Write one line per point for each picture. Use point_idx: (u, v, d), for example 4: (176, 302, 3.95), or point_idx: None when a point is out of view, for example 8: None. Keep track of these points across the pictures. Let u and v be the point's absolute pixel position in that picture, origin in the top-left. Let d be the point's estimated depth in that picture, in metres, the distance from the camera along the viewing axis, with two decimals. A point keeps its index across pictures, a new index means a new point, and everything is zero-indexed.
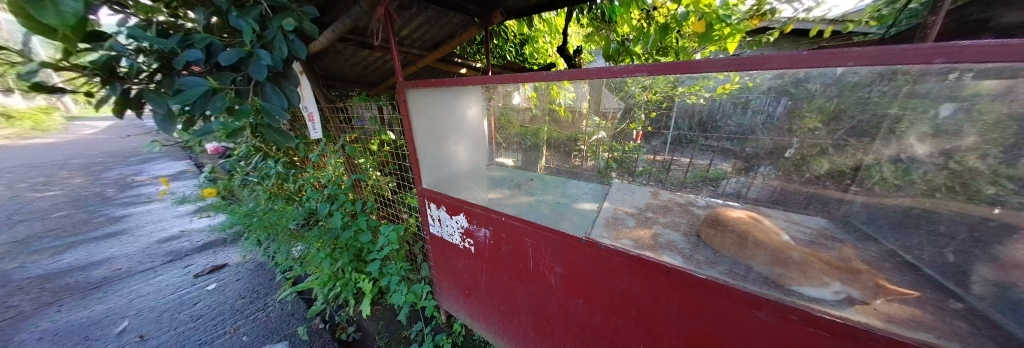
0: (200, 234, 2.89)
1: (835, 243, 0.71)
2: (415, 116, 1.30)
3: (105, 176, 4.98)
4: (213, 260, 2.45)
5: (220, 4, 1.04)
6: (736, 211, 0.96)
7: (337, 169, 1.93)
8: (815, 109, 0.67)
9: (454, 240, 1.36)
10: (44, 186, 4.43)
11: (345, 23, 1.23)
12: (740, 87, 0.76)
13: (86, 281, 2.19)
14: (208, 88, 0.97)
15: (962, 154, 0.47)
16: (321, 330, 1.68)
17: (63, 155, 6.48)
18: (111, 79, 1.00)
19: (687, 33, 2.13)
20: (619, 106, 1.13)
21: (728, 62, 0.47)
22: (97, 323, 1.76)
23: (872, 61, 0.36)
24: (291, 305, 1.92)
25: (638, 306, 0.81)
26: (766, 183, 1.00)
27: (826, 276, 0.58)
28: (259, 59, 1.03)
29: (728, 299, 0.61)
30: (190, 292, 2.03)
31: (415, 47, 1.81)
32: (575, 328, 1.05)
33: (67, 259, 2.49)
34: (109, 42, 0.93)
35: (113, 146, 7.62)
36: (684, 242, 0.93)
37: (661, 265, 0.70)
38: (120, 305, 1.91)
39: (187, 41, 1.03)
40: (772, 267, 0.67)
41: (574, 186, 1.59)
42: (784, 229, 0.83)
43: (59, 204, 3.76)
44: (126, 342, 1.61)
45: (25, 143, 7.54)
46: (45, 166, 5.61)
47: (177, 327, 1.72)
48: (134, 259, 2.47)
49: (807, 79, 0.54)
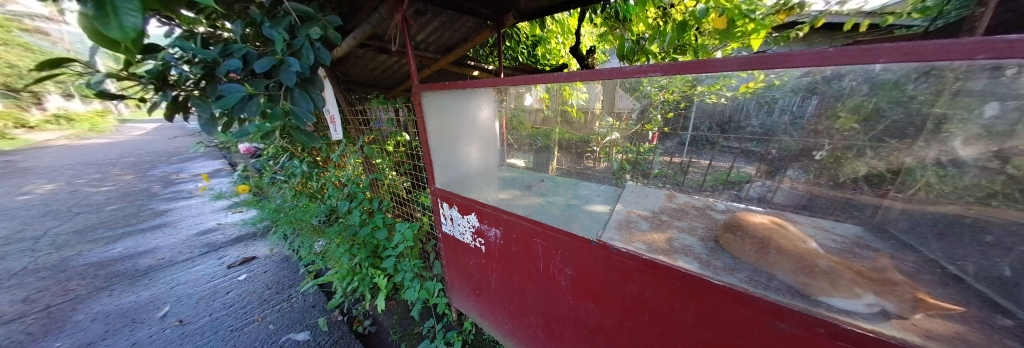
0: (233, 228, 3.14)
1: (869, 252, 0.65)
2: (430, 118, 1.33)
3: (151, 173, 5.50)
4: (244, 252, 2.65)
5: (255, 17, 1.13)
6: (759, 215, 0.93)
7: (356, 168, 2.04)
8: (852, 107, 0.60)
9: (465, 239, 1.39)
10: (99, 182, 4.95)
11: (365, 29, 1.29)
12: (765, 85, 0.71)
13: (134, 269, 2.42)
14: (245, 93, 1.05)
15: (1019, 158, 0.41)
16: (339, 322, 1.77)
17: (116, 154, 7.20)
18: (162, 87, 1.12)
19: (707, 30, 2.05)
20: (634, 106, 1.12)
21: (750, 60, 0.45)
22: (143, 308, 1.94)
23: (906, 57, 0.33)
24: (313, 297, 2.03)
25: (651, 312, 0.79)
26: (794, 187, 0.94)
27: (856, 287, 0.54)
28: (289, 67, 1.10)
29: (748, 308, 0.58)
30: (223, 282, 2.21)
31: (430, 51, 1.87)
32: (585, 331, 1.04)
33: (118, 249, 2.76)
34: (162, 54, 1.04)
35: (158, 146, 8.40)
36: (701, 247, 0.90)
37: (675, 270, 0.68)
38: (163, 291, 2.11)
39: (227, 51, 1.12)
40: (797, 275, 0.64)
41: (585, 188, 1.59)
42: (813, 237, 0.78)
43: (113, 198, 4.20)
44: (167, 326, 1.77)
45: (84, 144, 8.43)
46: (103, 164, 6.25)
47: (211, 314, 1.87)
48: (175, 250, 2.71)
49: (837, 77, 0.50)
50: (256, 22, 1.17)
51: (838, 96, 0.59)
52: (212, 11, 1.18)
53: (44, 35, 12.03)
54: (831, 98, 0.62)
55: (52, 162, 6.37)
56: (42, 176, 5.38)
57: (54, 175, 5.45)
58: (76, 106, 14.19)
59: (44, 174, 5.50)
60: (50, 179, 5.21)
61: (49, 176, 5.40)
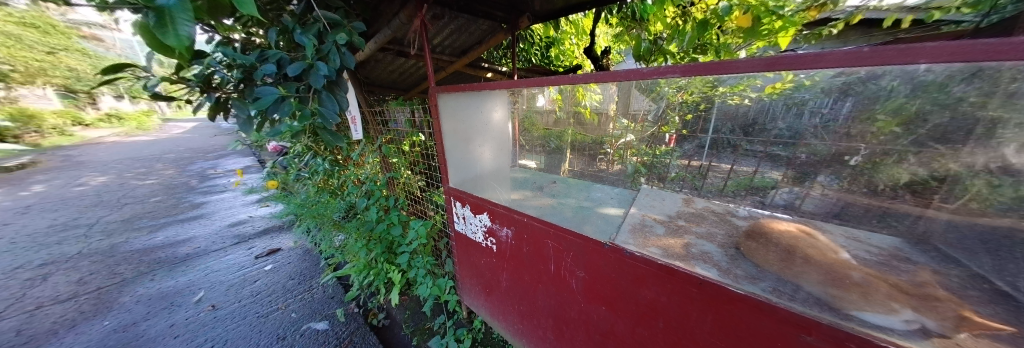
0: (261, 220, 3.36)
1: (909, 266, 0.60)
2: (445, 119, 1.36)
3: (190, 168, 5.98)
4: (271, 243, 2.83)
5: (287, 24, 1.21)
6: (785, 223, 0.88)
7: (374, 167, 2.12)
8: (892, 109, 0.55)
9: (477, 238, 1.41)
10: (144, 176, 5.44)
11: (386, 34, 1.35)
12: (794, 86, 0.67)
13: (174, 256, 2.65)
14: (278, 95, 1.13)
15: None
16: (355, 315, 1.85)
17: (160, 151, 7.89)
18: (207, 89, 1.23)
19: (730, 28, 1.96)
20: (650, 107, 1.10)
21: (776, 61, 0.43)
22: (180, 292, 2.12)
23: (952, 57, 0.30)
24: (332, 289, 2.13)
25: (665, 318, 0.77)
26: (825, 195, 0.88)
27: (893, 302, 0.51)
28: (317, 70, 1.18)
29: (771, 319, 0.56)
30: (251, 271, 2.36)
31: (445, 53, 1.93)
32: (596, 335, 1.03)
33: (159, 237, 3.02)
34: (207, 59, 1.14)
35: (196, 143, 9.12)
36: (721, 254, 0.87)
37: (692, 276, 0.66)
38: (198, 278, 2.29)
39: (263, 57, 1.21)
40: (826, 287, 0.60)
41: (599, 190, 1.57)
42: (845, 247, 0.73)
43: (156, 191, 4.60)
44: (201, 310, 1.92)
45: (133, 141, 9.31)
46: (148, 159, 6.86)
47: (240, 300, 2.01)
48: (209, 240, 2.93)
49: (875, 77, 0.47)
50: (288, 29, 1.26)
51: (877, 97, 0.55)
52: (249, 19, 1.27)
53: (100, 42, 13.33)
54: (870, 98, 0.57)
55: (105, 157, 7.05)
56: (97, 170, 5.97)
57: (106, 169, 6.03)
58: (125, 107, 15.63)
59: (98, 168, 6.10)
60: (104, 172, 5.77)
61: (103, 170, 5.99)
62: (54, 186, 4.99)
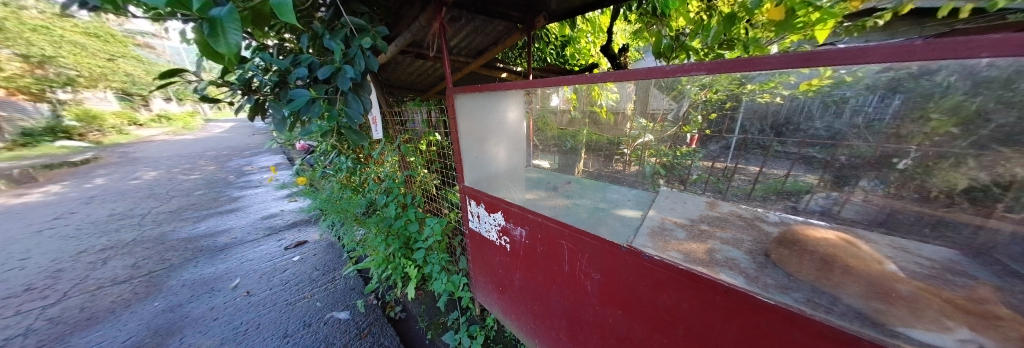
0: (289, 214, 3.60)
1: (965, 280, 0.54)
2: (462, 119, 1.35)
3: (229, 165, 6.53)
4: (298, 236, 3.03)
5: (317, 30, 1.29)
6: (823, 231, 0.85)
7: (393, 165, 2.20)
8: (949, 108, 0.50)
9: (491, 236, 1.43)
10: (189, 172, 5.99)
11: (407, 37, 1.40)
12: (832, 83, 0.63)
13: (214, 245, 2.90)
14: (309, 97, 1.20)
15: None
16: (374, 306, 1.94)
17: (203, 149, 8.65)
18: (247, 92, 1.33)
19: (759, 22, 1.85)
20: (671, 106, 1.07)
21: (813, 56, 0.40)
22: (220, 278, 2.32)
23: (1018, 50, 0.27)
24: (353, 281, 2.24)
25: (686, 326, 0.74)
26: (868, 200, 0.81)
27: (948, 320, 0.46)
28: (345, 73, 1.24)
29: (803, 332, 0.52)
30: (281, 261, 2.54)
31: (462, 55, 1.97)
32: (612, 340, 1.01)
33: (202, 227, 3.32)
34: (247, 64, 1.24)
35: (234, 142, 9.92)
36: (748, 261, 0.82)
37: (717, 283, 0.63)
38: (235, 265, 2.50)
39: (296, 61, 1.30)
40: (869, 301, 0.56)
41: (614, 191, 1.55)
42: (892, 258, 0.67)
43: (199, 185, 5.06)
44: (237, 296, 2.09)
45: (180, 139, 10.28)
46: (192, 156, 7.54)
47: (271, 288, 2.17)
48: (244, 231, 3.19)
49: (929, 72, 0.43)
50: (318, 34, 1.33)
51: (930, 95, 0.50)
52: (283, 26, 1.37)
53: (151, 50, 14.70)
54: (920, 96, 0.52)
55: (156, 154, 7.82)
56: (150, 165, 6.64)
57: (157, 165, 6.69)
58: (173, 108, 17.22)
59: (150, 164, 6.77)
60: (155, 168, 6.41)
61: (155, 166, 6.65)
62: (114, 180, 5.61)
